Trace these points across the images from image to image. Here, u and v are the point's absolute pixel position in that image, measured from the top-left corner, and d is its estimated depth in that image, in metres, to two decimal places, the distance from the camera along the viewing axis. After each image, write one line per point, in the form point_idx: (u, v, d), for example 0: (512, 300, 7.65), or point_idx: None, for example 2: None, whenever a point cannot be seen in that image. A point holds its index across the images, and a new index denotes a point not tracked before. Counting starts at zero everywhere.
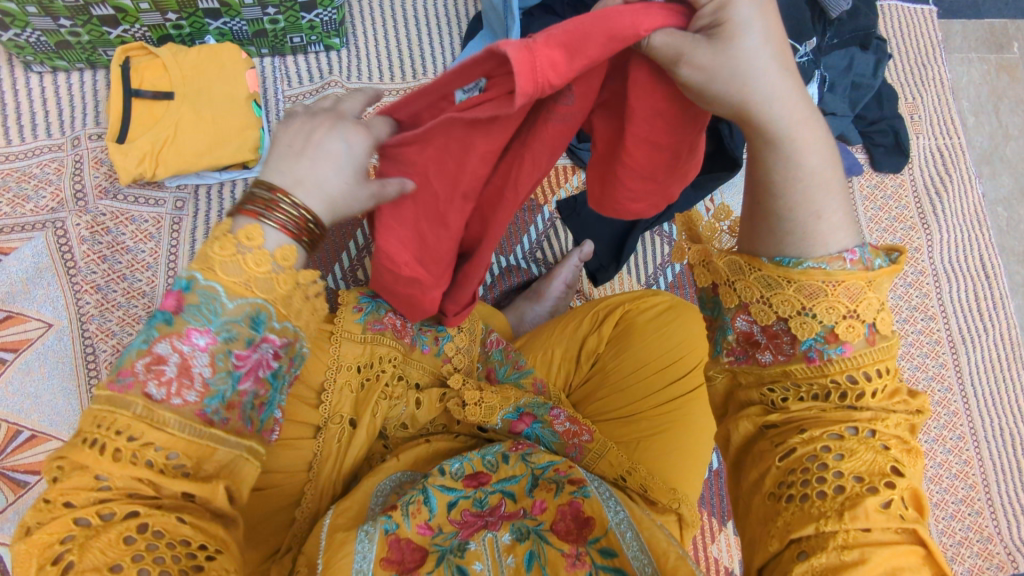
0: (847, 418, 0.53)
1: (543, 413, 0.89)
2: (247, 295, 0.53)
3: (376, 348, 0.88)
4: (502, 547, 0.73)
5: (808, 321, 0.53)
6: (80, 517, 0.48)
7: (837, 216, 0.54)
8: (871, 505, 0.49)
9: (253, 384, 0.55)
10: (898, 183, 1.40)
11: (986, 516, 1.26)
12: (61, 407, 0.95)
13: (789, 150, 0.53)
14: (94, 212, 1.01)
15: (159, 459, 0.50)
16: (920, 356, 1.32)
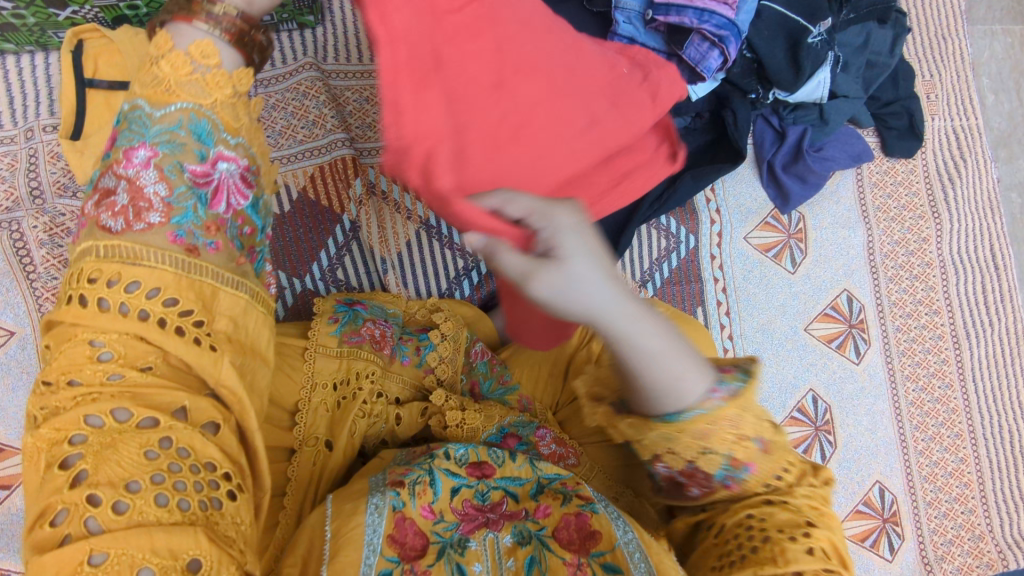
0: (761, 495, 0.61)
1: (529, 436, 0.84)
2: (170, 104, 0.53)
3: (353, 363, 0.84)
4: (503, 549, 0.66)
5: (710, 455, 0.58)
6: (90, 415, 0.44)
7: (696, 374, 0.56)
8: (795, 548, 0.58)
9: (226, 208, 0.54)
10: (909, 168, 1.32)
11: (978, 514, 1.25)
12: None
13: (634, 348, 0.54)
14: (52, 212, 0.94)
15: (153, 307, 0.48)
16: (922, 352, 1.27)
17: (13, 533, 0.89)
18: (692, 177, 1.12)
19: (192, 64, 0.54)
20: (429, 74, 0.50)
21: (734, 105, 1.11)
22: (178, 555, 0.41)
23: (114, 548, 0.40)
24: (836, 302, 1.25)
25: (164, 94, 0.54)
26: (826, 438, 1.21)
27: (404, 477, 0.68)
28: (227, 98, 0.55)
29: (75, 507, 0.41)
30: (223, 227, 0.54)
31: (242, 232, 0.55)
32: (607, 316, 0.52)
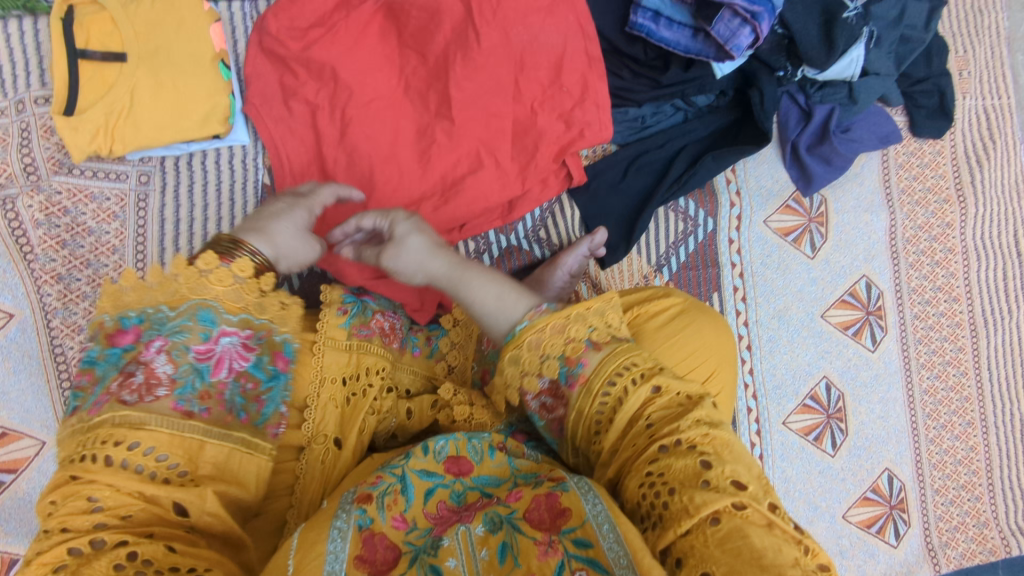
0: (654, 437, 0.61)
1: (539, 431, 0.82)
2: (182, 302, 0.65)
3: (363, 357, 0.81)
4: (475, 540, 0.61)
5: (548, 361, 0.68)
6: (74, 545, 0.53)
7: (488, 303, 0.73)
8: (703, 497, 0.55)
9: (228, 372, 0.65)
10: (937, 149, 1.27)
11: (984, 501, 1.25)
12: (32, 404, 0.90)
13: (462, 291, 0.75)
14: (47, 190, 0.90)
15: (148, 463, 0.58)
16: (938, 340, 1.25)
17: (21, 517, 0.89)
18: (713, 159, 1.07)
19: (201, 273, 0.67)
20: (379, 141, 0.97)
21: (761, 83, 1.05)
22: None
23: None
24: (854, 288, 1.22)
25: (179, 288, 0.66)
26: (837, 425, 1.20)
27: (373, 489, 0.66)
28: (229, 288, 0.67)
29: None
30: (221, 395, 0.64)
31: (244, 388, 0.66)
32: (443, 277, 0.77)
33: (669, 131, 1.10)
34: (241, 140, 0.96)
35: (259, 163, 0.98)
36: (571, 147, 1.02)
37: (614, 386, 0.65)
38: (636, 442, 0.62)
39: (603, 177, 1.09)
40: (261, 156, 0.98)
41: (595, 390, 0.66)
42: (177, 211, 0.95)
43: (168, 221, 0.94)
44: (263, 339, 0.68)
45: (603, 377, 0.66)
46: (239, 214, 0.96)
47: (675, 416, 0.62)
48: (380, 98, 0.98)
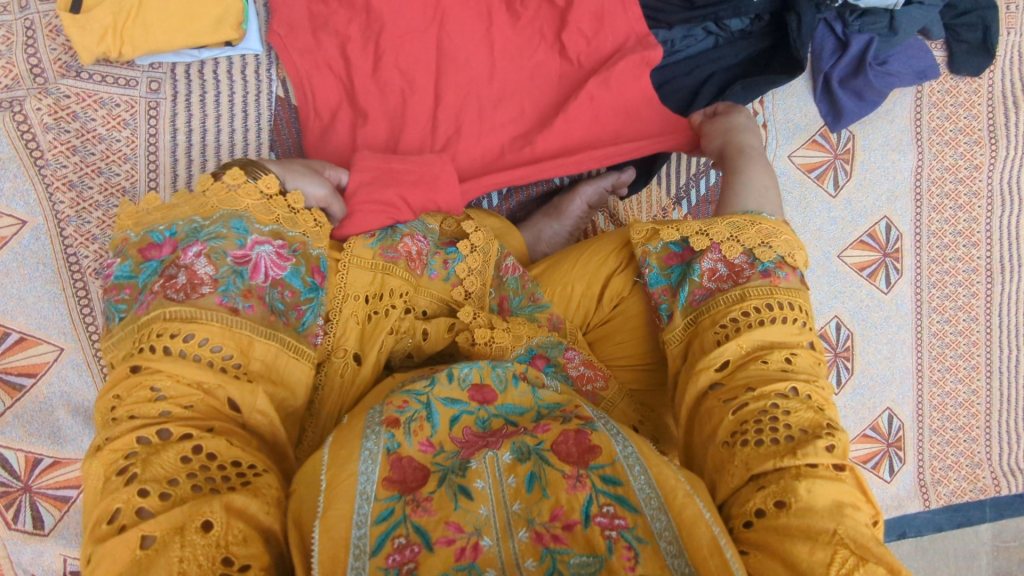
0: (790, 379, 0.66)
1: (557, 356, 0.84)
2: (215, 211, 0.71)
3: (387, 278, 0.82)
4: (503, 466, 0.61)
5: (766, 249, 0.78)
6: (141, 435, 0.55)
7: (763, 188, 0.87)
8: (819, 445, 0.58)
9: (264, 279, 0.69)
10: (973, 88, 1.22)
11: (980, 443, 1.27)
12: (49, 311, 0.89)
13: (745, 167, 0.91)
14: (55, 93, 0.87)
15: (205, 353, 0.62)
16: (952, 285, 1.24)
17: (41, 420, 0.90)
18: (743, 87, 1.01)
19: (228, 188, 0.73)
20: (397, 86, 0.97)
21: (800, 7, 0.99)
22: (199, 517, 0.49)
23: (160, 530, 0.49)
24: (874, 229, 1.20)
25: (209, 204, 0.72)
26: (844, 364, 1.21)
27: (400, 414, 0.65)
28: (257, 202, 0.73)
29: (129, 503, 0.50)
30: (262, 295, 0.68)
31: (282, 295, 0.70)
32: (743, 151, 0.93)
33: (699, 57, 1.04)
34: (254, 49, 0.94)
35: (273, 74, 0.95)
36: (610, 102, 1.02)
37: (782, 309, 0.72)
38: (766, 368, 0.67)
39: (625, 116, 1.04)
40: (273, 66, 0.95)
41: (734, 304, 0.73)
42: (189, 120, 0.92)
43: (180, 131, 0.92)
44: (297, 252, 0.74)
45: (787, 296, 0.74)
46: (252, 127, 0.94)
47: (813, 373, 0.69)
48: (415, 34, 0.98)
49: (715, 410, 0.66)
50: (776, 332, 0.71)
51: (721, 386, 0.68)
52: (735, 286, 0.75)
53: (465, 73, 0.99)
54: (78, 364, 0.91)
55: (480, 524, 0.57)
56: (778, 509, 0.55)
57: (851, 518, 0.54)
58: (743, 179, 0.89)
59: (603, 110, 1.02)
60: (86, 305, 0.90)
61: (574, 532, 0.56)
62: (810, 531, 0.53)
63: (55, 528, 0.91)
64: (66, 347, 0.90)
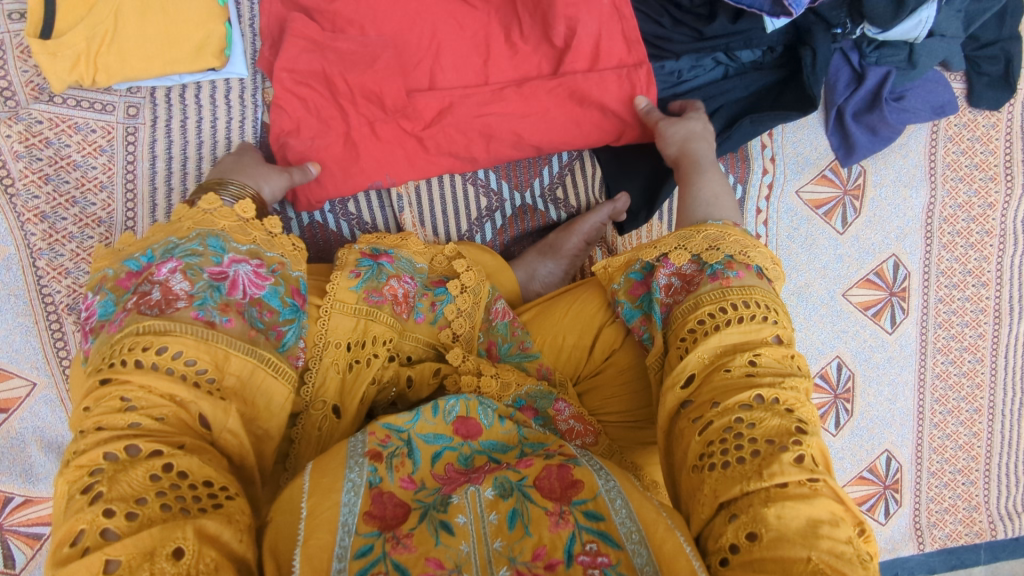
0: (754, 388, 0.61)
1: (546, 409, 0.80)
2: (190, 230, 0.64)
3: (371, 325, 0.79)
4: (484, 502, 0.58)
5: (714, 251, 0.73)
6: (109, 452, 0.49)
7: (714, 197, 0.82)
8: (784, 460, 0.54)
9: (243, 295, 0.62)
10: (991, 122, 1.17)
11: (978, 486, 1.24)
12: (20, 345, 0.86)
13: (697, 177, 0.84)
14: (27, 118, 0.83)
15: (179, 366, 0.55)
16: (959, 325, 1.20)
17: (13, 458, 0.87)
18: (751, 122, 0.98)
19: (205, 213, 0.68)
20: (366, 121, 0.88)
21: (815, 42, 0.94)
22: (170, 542, 0.44)
23: (126, 556, 0.43)
24: (881, 268, 1.16)
25: (184, 227, 0.65)
26: (843, 405, 1.18)
27: (382, 449, 0.62)
28: (233, 223, 0.68)
29: (92, 525, 0.45)
30: (241, 310, 0.62)
31: (260, 314, 0.63)
32: (694, 159, 0.86)
33: (706, 89, 1.00)
34: (239, 73, 0.88)
35: (259, 100, 0.89)
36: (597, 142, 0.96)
37: (740, 309, 0.67)
38: (730, 377, 0.63)
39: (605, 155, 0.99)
40: (259, 91, 0.89)
41: (694, 314, 0.69)
42: (169, 147, 0.87)
43: (159, 159, 0.87)
44: (277, 271, 0.67)
45: (742, 295, 0.69)
46: None
47: (782, 370, 0.63)
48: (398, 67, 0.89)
49: (686, 431, 0.62)
50: (735, 333, 0.66)
51: (691, 403, 0.64)
52: (688, 297, 0.72)
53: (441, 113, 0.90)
54: (51, 400, 0.87)
55: (460, 560, 0.53)
56: (751, 543, 0.51)
57: (825, 540, 0.50)
58: (692, 191, 0.83)
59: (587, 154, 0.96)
60: (59, 339, 0.86)
61: (555, 572, 0.53)
62: (783, 564, 0.49)
63: (26, 567, 0.89)
64: (39, 382, 0.87)
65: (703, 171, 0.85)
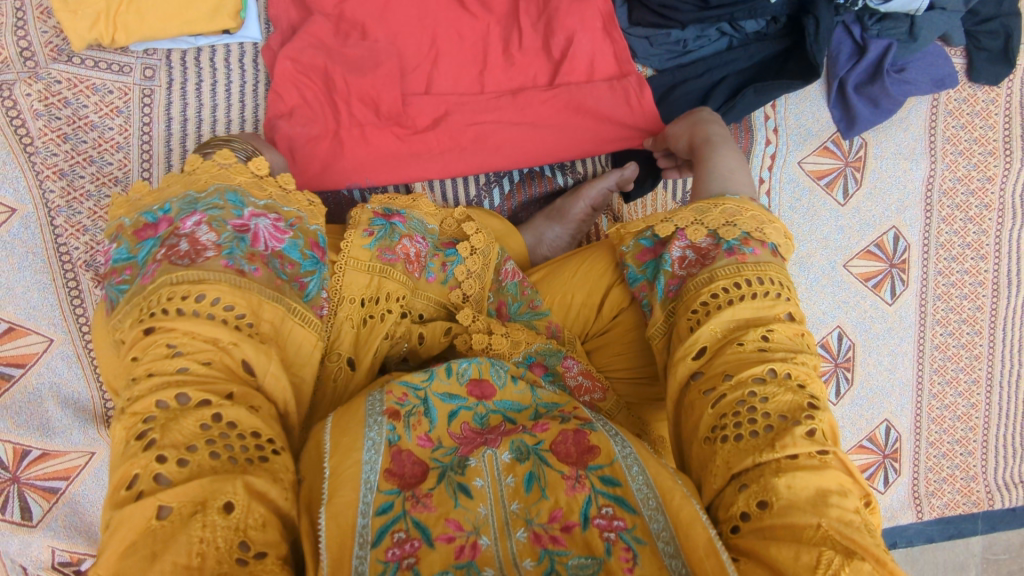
0: (768, 362, 0.62)
1: (556, 366, 0.82)
2: (209, 185, 0.66)
3: (384, 281, 0.80)
4: (501, 466, 0.60)
5: (730, 227, 0.75)
6: (159, 399, 0.50)
7: (732, 172, 0.84)
8: (797, 434, 0.55)
9: (265, 247, 0.63)
10: (991, 97, 1.19)
11: (976, 456, 1.26)
12: (38, 301, 0.87)
13: (712, 152, 0.87)
14: (46, 78, 0.84)
15: (220, 312, 0.56)
16: (958, 298, 1.22)
17: (30, 412, 0.88)
18: (755, 91, 0.99)
19: (221, 167, 0.70)
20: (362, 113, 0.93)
21: (818, 10, 0.95)
22: (220, 496, 0.45)
23: (177, 502, 0.45)
24: (881, 239, 1.17)
25: (202, 180, 0.68)
26: (843, 374, 1.20)
27: (400, 407, 0.63)
28: (248, 178, 0.70)
29: (146, 470, 0.46)
30: (264, 262, 0.63)
31: (283, 265, 0.64)
32: (708, 136, 0.89)
33: (710, 59, 1.02)
34: (252, 37, 0.91)
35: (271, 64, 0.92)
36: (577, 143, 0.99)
37: (753, 286, 0.69)
38: (743, 350, 0.64)
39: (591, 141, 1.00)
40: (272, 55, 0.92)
41: (709, 285, 0.71)
42: (184, 108, 0.89)
43: (174, 120, 0.89)
44: (295, 226, 0.68)
45: (757, 272, 0.71)
46: (249, 118, 0.91)
47: (792, 348, 0.65)
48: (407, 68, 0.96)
49: (697, 402, 0.63)
50: (748, 308, 0.67)
51: (702, 375, 0.65)
52: (703, 269, 0.73)
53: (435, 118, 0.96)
54: (68, 356, 0.89)
55: (478, 523, 0.55)
56: (762, 511, 0.53)
57: (835, 508, 0.51)
58: (706, 166, 0.85)
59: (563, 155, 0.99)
60: (76, 296, 0.88)
61: (572, 535, 0.55)
62: (793, 530, 0.50)
63: (43, 520, 0.90)
64: (55, 338, 0.89)
65: (717, 145, 0.87)
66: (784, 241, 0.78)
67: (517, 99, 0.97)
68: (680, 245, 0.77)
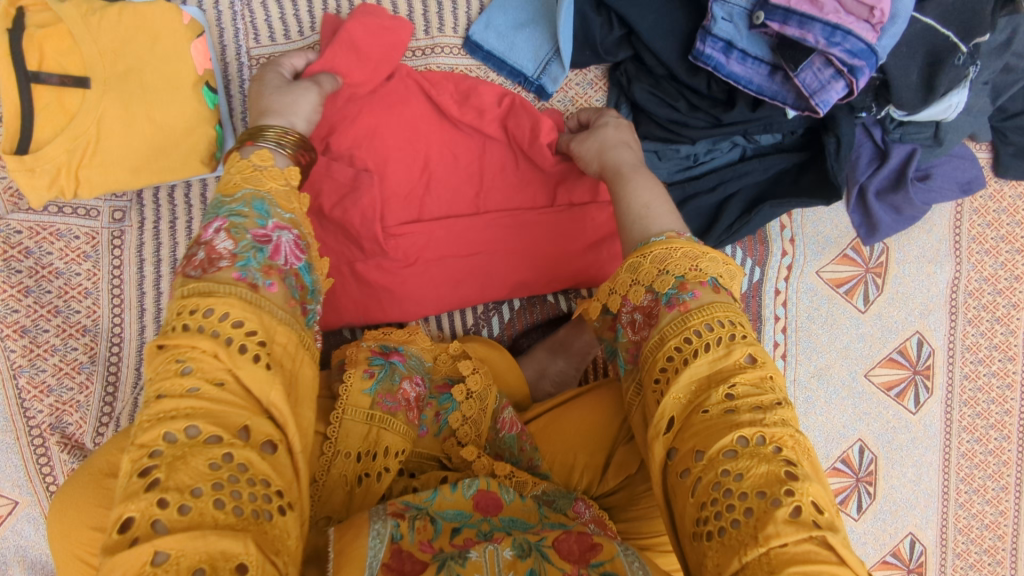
0: (735, 429, 0.55)
1: (565, 510, 0.74)
2: (238, 189, 0.60)
3: (383, 432, 0.75)
4: (503, 562, 0.55)
5: (665, 276, 0.65)
6: (167, 432, 0.45)
7: (649, 206, 0.72)
8: (779, 519, 0.50)
9: (285, 262, 0.58)
10: (1018, 192, 1.12)
11: (1005, 566, 1.19)
12: (0, 463, 0.80)
13: (628, 185, 0.75)
14: (6, 228, 0.78)
15: (224, 328, 0.51)
16: (985, 403, 1.15)
17: None
18: (771, 207, 0.93)
19: (256, 168, 0.63)
20: (354, 247, 0.86)
21: (839, 128, 0.89)
22: (231, 557, 0.41)
23: (176, 549, 0.40)
24: (904, 345, 1.11)
25: (234, 180, 0.62)
26: (866, 489, 1.12)
27: (405, 511, 0.61)
28: (281, 186, 0.63)
29: (144, 513, 0.41)
30: (283, 278, 0.58)
31: (300, 285, 0.59)
32: (624, 168, 0.78)
33: (723, 171, 0.95)
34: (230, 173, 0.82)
35: None
36: (579, 265, 0.94)
37: (707, 336, 0.61)
38: (709, 418, 0.57)
39: (598, 263, 0.95)
40: None
41: (659, 355, 0.63)
42: (157, 249, 0.83)
43: (147, 263, 0.82)
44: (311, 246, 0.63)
45: (704, 318, 0.62)
46: None
47: (762, 395, 0.58)
48: (399, 195, 0.87)
49: (677, 488, 0.57)
50: (704, 364, 0.60)
51: (676, 452, 0.59)
52: (653, 333, 0.64)
53: (432, 245, 0.88)
54: (34, 519, 0.82)
55: None
56: None
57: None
58: (623, 204, 0.74)
59: (567, 279, 0.95)
60: (42, 457, 0.81)
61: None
62: None
63: None
64: (20, 501, 0.82)
65: (631, 177, 0.76)
66: (727, 269, 0.68)
67: (519, 225, 0.91)
68: (626, 308, 0.68)
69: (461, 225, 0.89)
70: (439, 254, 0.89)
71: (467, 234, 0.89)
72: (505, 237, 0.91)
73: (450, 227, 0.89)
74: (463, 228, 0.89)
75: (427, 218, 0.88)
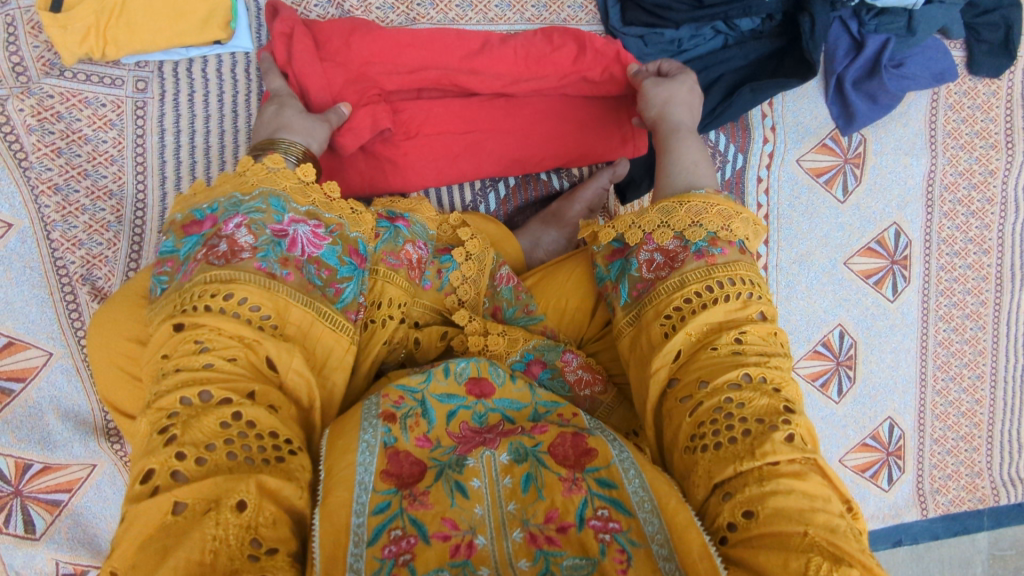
0: (742, 366, 0.60)
1: (555, 361, 0.80)
2: (255, 189, 0.65)
3: (386, 286, 0.79)
4: (499, 467, 0.54)
5: (696, 228, 0.73)
6: (184, 396, 0.49)
7: (695, 166, 0.82)
8: (776, 439, 0.53)
9: (302, 252, 0.62)
10: (992, 90, 1.17)
11: (981, 453, 1.25)
12: (36, 315, 0.87)
13: (676, 145, 0.85)
14: (39, 93, 0.84)
15: (245, 313, 0.56)
16: (961, 293, 1.21)
17: (31, 427, 0.89)
18: (750, 91, 0.98)
19: (268, 169, 0.69)
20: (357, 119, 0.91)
21: (814, 8, 0.96)
22: (233, 494, 0.44)
23: (192, 497, 0.44)
24: (882, 236, 1.17)
25: (250, 182, 0.67)
26: (845, 372, 1.19)
27: (397, 410, 0.57)
28: (294, 183, 0.68)
29: (163, 466, 0.45)
30: (298, 267, 0.62)
31: (320, 272, 0.63)
32: (674, 130, 0.87)
33: (705, 58, 1.00)
34: (245, 47, 0.89)
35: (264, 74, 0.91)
36: (572, 144, 1.00)
37: (726, 288, 0.68)
38: (717, 355, 0.63)
39: (586, 143, 1.01)
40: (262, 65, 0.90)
41: (675, 295, 0.69)
42: (177, 120, 0.89)
43: (168, 132, 0.89)
44: (334, 232, 0.66)
45: (727, 273, 0.69)
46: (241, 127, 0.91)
47: (765, 349, 0.64)
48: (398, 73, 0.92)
49: (674, 410, 0.61)
50: (720, 312, 0.66)
51: (678, 380, 0.63)
52: (672, 273, 0.71)
53: (429, 120, 0.94)
54: (68, 370, 0.89)
55: (474, 522, 0.50)
56: (748, 520, 0.50)
57: (820, 513, 0.49)
58: (670, 160, 0.84)
59: (557, 158, 1.01)
60: (75, 310, 0.88)
61: (568, 535, 0.50)
62: (779, 538, 0.47)
63: (46, 532, 0.90)
64: (54, 352, 0.89)
65: (681, 136, 0.86)
66: (753, 232, 0.77)
67: (511, 104, 0.96)
68: (645, 249, 0.74)
69: (459, 103, 0.95)
70: (436, 129, 0.94)
71: (462, 113, 0.95)
72: (498, 115, 0.96)
73: (448, 104, 0.94)
74: (460, 107, 0.95)
75: (425, 98, 0.94)
